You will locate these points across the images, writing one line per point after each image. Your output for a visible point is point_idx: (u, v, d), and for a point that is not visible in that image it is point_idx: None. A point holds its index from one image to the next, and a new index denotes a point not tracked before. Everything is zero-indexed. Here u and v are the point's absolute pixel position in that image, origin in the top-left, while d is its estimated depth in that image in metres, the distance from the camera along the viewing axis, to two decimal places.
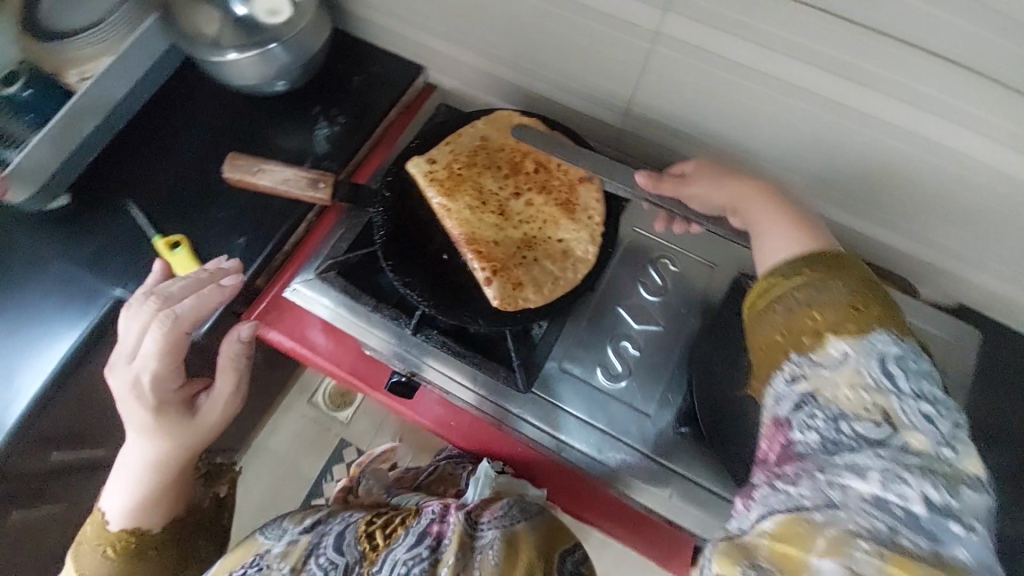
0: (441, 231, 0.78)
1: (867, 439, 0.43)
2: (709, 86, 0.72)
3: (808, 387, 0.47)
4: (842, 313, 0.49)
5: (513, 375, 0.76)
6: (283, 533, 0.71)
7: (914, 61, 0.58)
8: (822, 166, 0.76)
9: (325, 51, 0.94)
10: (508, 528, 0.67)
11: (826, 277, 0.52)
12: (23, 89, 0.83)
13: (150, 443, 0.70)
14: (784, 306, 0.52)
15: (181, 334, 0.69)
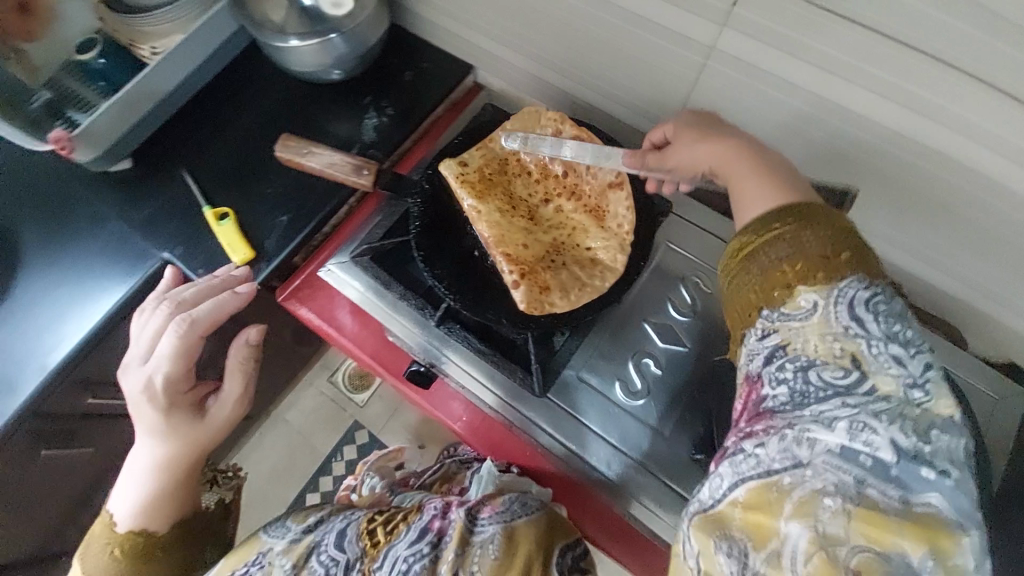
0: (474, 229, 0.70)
1: (831, 388, 0.41)
2: (763, 109, 0.68)
3: (781, 339, 0.45)
4: (814, 260, 0.46)
5: (530, 378, 0.66)
6: (285, 529, 0.70)
7: (999, 102, 0.52)
8: (876, 203, 0.70)
9: (381, 44, 0.96)
10: (509, 522, 0.65)
11: (801, 221, 0.48)
12: (98, 58, 0.90)
13: (159, 442, 0.70)
14: (758, 258, 0.48)
15: (194, 337, 0.69)
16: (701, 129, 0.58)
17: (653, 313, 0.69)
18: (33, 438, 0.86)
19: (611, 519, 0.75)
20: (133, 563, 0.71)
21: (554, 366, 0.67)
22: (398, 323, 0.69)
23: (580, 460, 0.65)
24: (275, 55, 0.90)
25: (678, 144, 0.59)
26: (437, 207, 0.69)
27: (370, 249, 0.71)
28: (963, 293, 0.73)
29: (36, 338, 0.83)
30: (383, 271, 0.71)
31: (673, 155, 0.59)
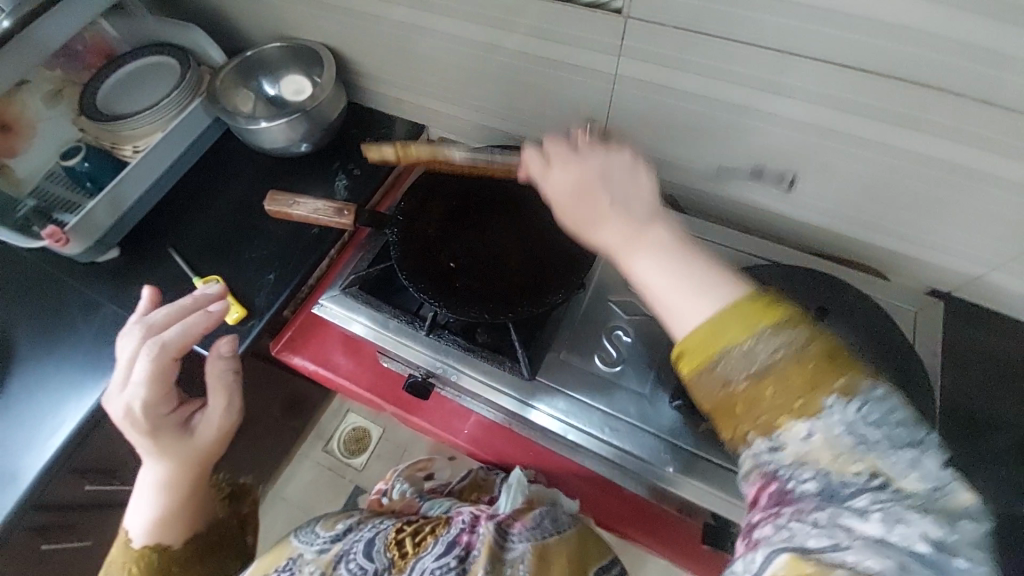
0: (449, 243, 0.78)
1: (856, 482, 0.35)
2: (670, 116, 0.82)
3: (791, 457, 0.38)
4: (786, 376, 0.39)
5: (518, 364, 0.72)
6: (315, 536, 0.72)
7: (844, 77, 0.66)
8: (780, 176, 0.83)
9: (341, 118, 1.08)
10: (539, 540, 0.71)
11: (757, 327, 0.40)
12: (83, 162, 0.96)
13: (157, 462, 0.70)
14: (718, 372, 0.41)
15: (168, 360, 0.67)
16: (590, 205, 0.52)
17: (617, 292, 0.78)
18: (28, 532, 0.85)
19: (617, 502, 0.81)
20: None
21: (537, 348, 0.73)
22: (392, 340, 0.75)
23: (575, 430, 0.71)
24: (247, 137, 1.01)
25: (566, 211, 0.54)
26: (413, 231, 0.77)
27: (359, 279, 0.78)
28: (871, 236, 0.85)
29: (33, 428, 0.85)
30: (372, 295, 0.78)
31: (568, 218, 0.54)
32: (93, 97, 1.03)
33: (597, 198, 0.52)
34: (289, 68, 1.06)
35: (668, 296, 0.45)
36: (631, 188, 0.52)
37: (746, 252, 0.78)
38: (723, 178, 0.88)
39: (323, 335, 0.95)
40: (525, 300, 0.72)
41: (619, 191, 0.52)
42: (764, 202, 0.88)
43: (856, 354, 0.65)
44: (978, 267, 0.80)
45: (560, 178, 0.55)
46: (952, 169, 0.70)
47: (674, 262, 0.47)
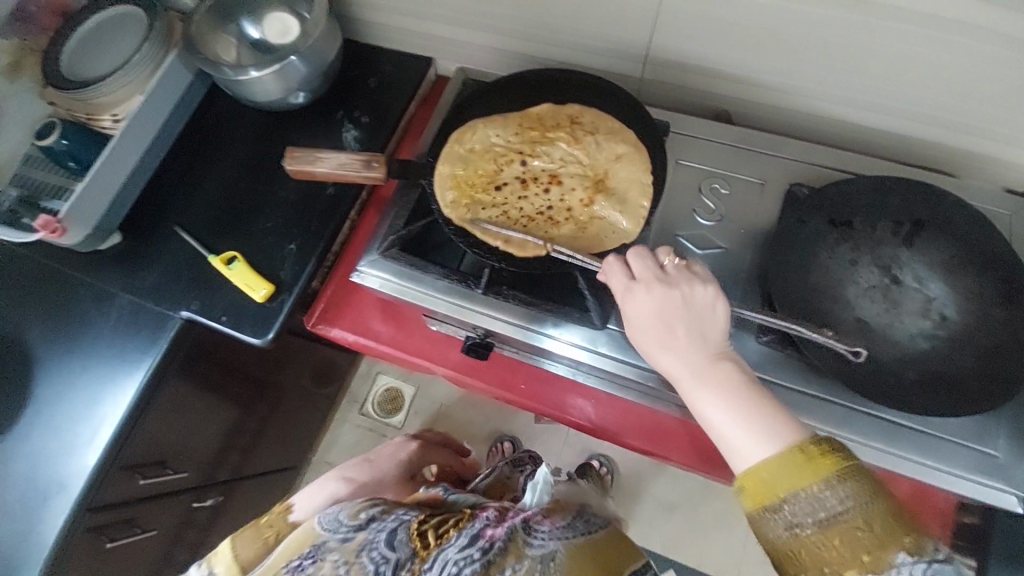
0: (508, 188, 0.70)
1: None
2: (723, 16, 0.71)
3: None
4: (856, 532, 0.44)
5: (589, 313, 0.65)
6: (338, 522, 0.62)
7: None
8: (850, 79, 0.73)
9: (338, 59, 0.96)
10: (571, 541, 0.58)
11: (821, 477, 0.45)
12: (60, 140, 0.85)
13: None
14: (783, 514, 0.46)
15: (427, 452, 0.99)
16: (668, 330, 0.54)
17: (684, 225, 0.70)
18: (89, 532, 0.84)
19: (687, 442, 0.77)
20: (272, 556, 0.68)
21: (607, 294, 0.65)
22: (439, 301, 0.69)
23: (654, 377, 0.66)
24: (237, 91, 0.90)
25: (639, 323, 0.55)
26: (460, 184, 0.69)
27: (399, 239, 0.70)
28: (950, 136, 0.76)
29: (71, 430, 0.81)
30: (414, 255, 0.71)
31: (639, 332, 0.56)
32: (54, 62, 0.91)
33: (671, 321, 0.54)
34: (270, 5, 0.93)
35: (726, 431, 0.50)
36: (708, 316, 0.54)
37: (817, 167, 0.71)
38: (779, 88, 0.79)
39: (358, 304, 0.89)
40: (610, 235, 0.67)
41: (697, 321, 0.54)
42: (825, 111, 0.80)
43: (956, 268, 0.60)
44: None
45: (642, 295, 0.55)
46: None
47: (739, 409, 0.50)
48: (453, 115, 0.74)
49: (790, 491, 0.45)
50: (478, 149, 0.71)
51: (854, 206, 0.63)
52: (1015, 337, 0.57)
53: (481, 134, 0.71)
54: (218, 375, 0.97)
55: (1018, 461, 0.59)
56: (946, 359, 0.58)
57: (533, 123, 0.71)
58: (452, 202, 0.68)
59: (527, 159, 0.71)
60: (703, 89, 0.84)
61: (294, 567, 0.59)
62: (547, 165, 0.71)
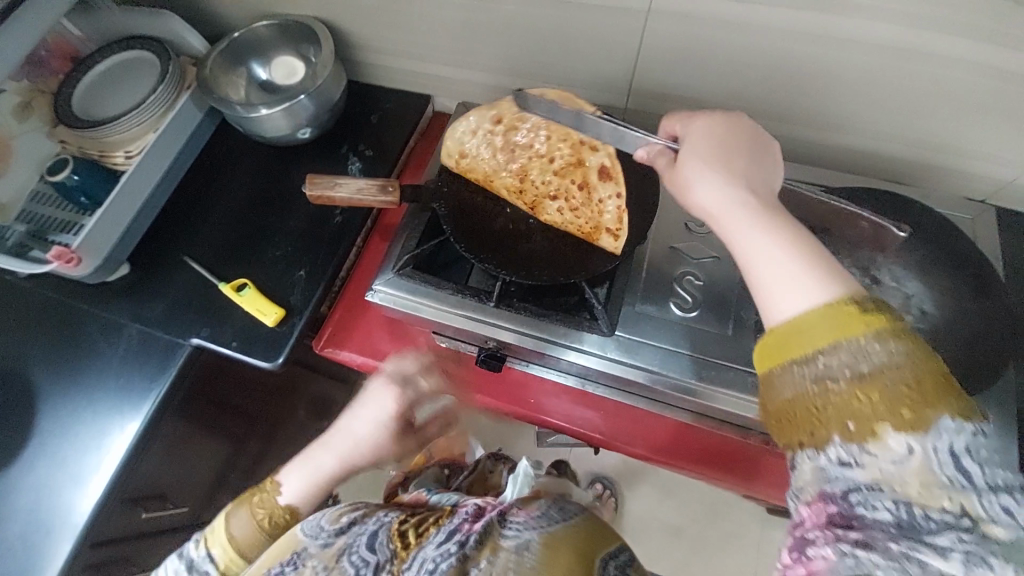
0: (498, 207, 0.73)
1: (944, 522, 0.35)
2: (701, 51, 0.79)
3: (870, 478, 0.37)
4: (898, 387, 0.38)
5: (596, 320, 0.68)
6: (319, 527, 0.60)
7: None
8: (816, 103, 0.81)
9: (344, 97, 1.02)
10: (547, 529, 0.57)
11: (865, 332, 0.40)
12: (72, 175, 0.88)
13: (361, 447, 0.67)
14: (812, 365, 0.41)
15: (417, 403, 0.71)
16: (722, 163, 0.52)
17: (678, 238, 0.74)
18: (87, 568, 0.82)
19: (697, 447, 0.80)
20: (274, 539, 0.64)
21: (612, 304, 0.69)
22: (455, 316, 0.71)
23: (665, 377, 0.67)
24: (248, 127, 0.95)
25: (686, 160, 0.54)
26: (466, 204, 0.73)
27: (411, 258, 0.73)
28: (909, 150, 0.84)
29: (76, 461, 0.81)
30: (426, 273, 0.74)
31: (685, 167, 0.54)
32: (69, 103, 0.95)
33: (729, 162, 0.53)
34: (279, 48, 0.99)
35: (771, 270, 0.45)
36: (766, 174, 0.53)
37: (794, 181, 0.77)
38: (754, 113, 0.87)
39: (367, 327, 0.91)
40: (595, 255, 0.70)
41: (751, 169, 0.52)
42: (797, 132, 0.87)
43: (928, 267, 0.66)
44: (1012, 170, 0.81)
45: (695, 142, 0.55)
46: (996, 75, 0.70)
47: (795, 247, 0.45)
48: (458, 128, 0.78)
49: (828, 341, 0.40)
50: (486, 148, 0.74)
51: (831, 215, 0.69)
52: (985, 326, 0.63)
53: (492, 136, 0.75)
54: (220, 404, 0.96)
55: (1007, 443, 0.63)
56: (929, 348, 0.62)
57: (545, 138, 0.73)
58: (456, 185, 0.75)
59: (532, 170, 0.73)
60: (685, 115, 0.91)
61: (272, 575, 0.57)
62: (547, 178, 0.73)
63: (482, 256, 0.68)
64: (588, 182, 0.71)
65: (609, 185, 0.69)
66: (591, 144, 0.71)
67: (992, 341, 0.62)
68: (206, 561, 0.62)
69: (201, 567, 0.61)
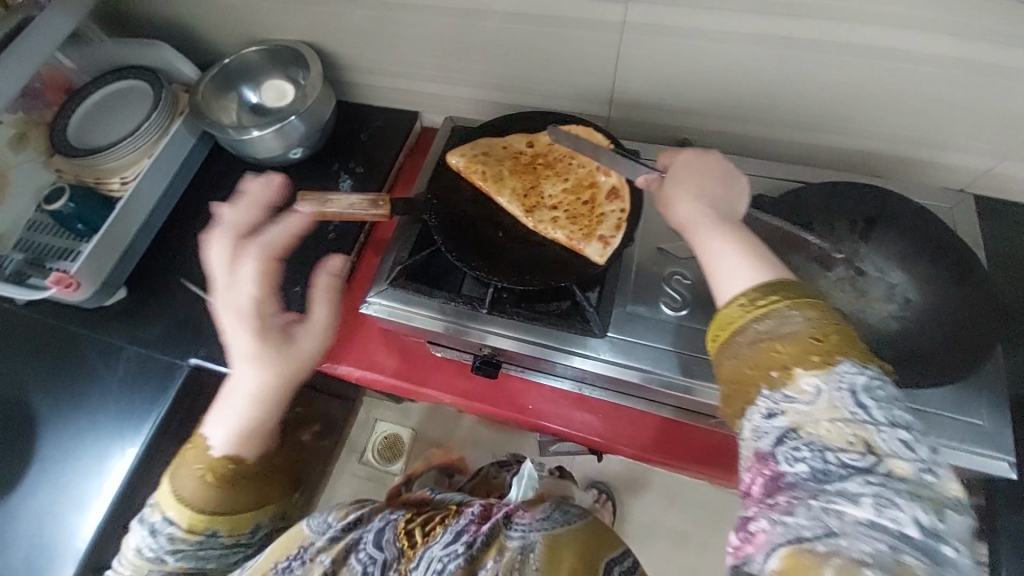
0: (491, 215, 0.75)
1: (854, 463, 0.37)
2: (677, 59, 0.82)
3: (789, 421, 0.41)
4: (807, 338, 0.43)
5: (589, 322, 0.69)
6: (326, 524, 0.66)
7: None
8: (791, 104, 0.84)
9: (333, 117, 1.04)
10: (549, 531, 0.64)
11: (781, 301, 0.46)
12: (68, 203, 0.89)
13: (252, 368, 0.57)
14: (746, 335, 0.46)
15: (276, 261, 0.60)
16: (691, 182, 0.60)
17: (666, 239, 0.75)
18: None
19: (694, 445, 0.80)
20: (225, 487, 0.56)
21: (604, 306, 0.70)
22: (451, 325, 0.72)
23: (657, 376, 0.68)
24: (241, 149, 0.97)
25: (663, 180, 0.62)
26: (455, 214, 0.74)
27: (403, 270, 0.75)
28: (885, 145, 0.86)
29: (78, 486, 0.81)
30: (420, 284, 0.75)
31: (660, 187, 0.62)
32: (65, 133, 0.98)
33: (696, 181, 0.60)
34: (269, 73, 1.02)
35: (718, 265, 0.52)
36: (733, 195, 0.59)
37: (775, 180, 0.79)
38: (732, 117, 0.89)
39: (363, 340, 0.91)
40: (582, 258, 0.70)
41: (716, 188, 0.59)
42: (776, 133, 0.89)
43: (908, 257, 0.67)
44: (987, 158, 0.83)
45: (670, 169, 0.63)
46: (963, 67, 0.72)
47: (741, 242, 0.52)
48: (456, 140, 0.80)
49: (750, 310, 0.47)
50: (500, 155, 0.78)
51: (811, 210, 0.71)
52: (969, 310, 0.64)
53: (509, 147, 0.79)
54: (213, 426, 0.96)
55: (1004, 428, 0.62)
56: (914, 335, 0.63)
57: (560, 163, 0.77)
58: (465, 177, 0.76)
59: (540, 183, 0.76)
60: (666, 121, 0.93)
61: (280, 568, 0.62)
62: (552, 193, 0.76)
63: (473, 264, 0.69)
64: (595, 199, 0.74)
65: (615, 202, 0.72)
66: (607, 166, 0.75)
67: (975, 325, 0.63)
68: (167, 526, 0.55)
69: (163, 531, 0.55)
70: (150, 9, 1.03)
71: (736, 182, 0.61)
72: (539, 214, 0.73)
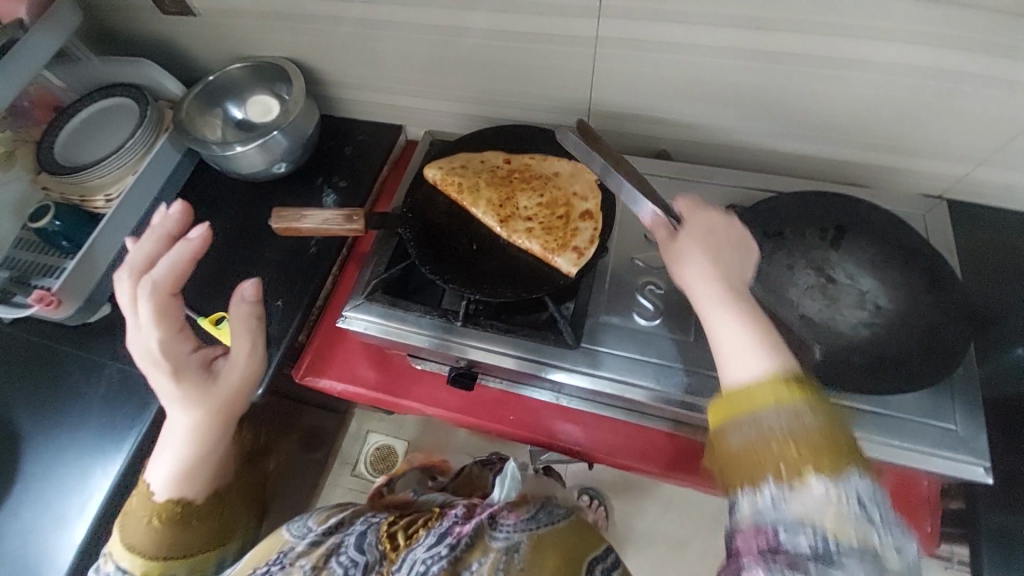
0: (467, 227, 0.75)
1: (849, 554, 0.38)
2: (652, 70, 0.83)
3: (793, 509, 0.41)
4: (819, 441, 0.43)
5: (562, 333, 0.69)
6: (306, 529, 0.68)
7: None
8: (766, 113, 0.85)
9: (317, 131, 1.05)
10: (533, 531, 0.68)
11: (794, 398, 0.45)
12: (53, 221, 0.91)
13: (180, 411, 0.65)
14: (754, 422, 0.46)
15: (171, 299, 0.65)
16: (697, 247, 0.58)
17: (640, 250, 0.75)
18: None
19: (674, 452, 0.80)
20: (173, 530, 0.68)
21: (577, 316, 0.71)
22: (427, 338, 0.72)
23: (631, 387, 0.68)
24: (225, 165, 0.98)
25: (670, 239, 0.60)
26: (431, 228, 0.75)
27: (380, 283, 0.75)
28: (861, 153, 0.87)
29: (59, 503, 0.81)
30: (397, 297, 0.75)
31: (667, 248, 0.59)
32: (51, 150, 0.99)
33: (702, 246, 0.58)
34: (253, 89, 1.03)
35: (728, 345, 0.51)
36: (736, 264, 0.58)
37: (749, 189, 0.79)
38: (710, 127, 0.90)
39: (345, 353, 0.92)
40: (555, 270, 0.70)
41: (720, 258, 0.57)
42: (753, 143, 0.90)
43: (880, 264, 0.67)
44: (963, 164, 0.84)
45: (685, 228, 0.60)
46: (931, 74, 0.73)
47: (758, 325, 0.51)
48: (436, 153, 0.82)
49: (766, 400, 0.46)
50: (478, 168, 0.78)
51: (784, 218, 0.71)
52: (943, 316, 0.63)
53: (488, 161, 0.79)
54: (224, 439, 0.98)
55: (979, 433, 0.61)
56: (886, 342, 0.63)
57: (538, 178, 0.78)
58: (441, 189, 0.76)
59: (517, 194, 0.76)
60: (645, 133, 0.95)
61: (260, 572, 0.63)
62: (529, 205, 0.75)
63: (447, 277, 0.70)
64: (570, 214, 0.73)
65: (589, 216, 0.72)
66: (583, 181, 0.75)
67: (952, 330, 0.62)
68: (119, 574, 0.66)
69: None
70: (136, 28, 1.05)
71: (747, 256, 0.59)
72: (513, 225, 0.73)
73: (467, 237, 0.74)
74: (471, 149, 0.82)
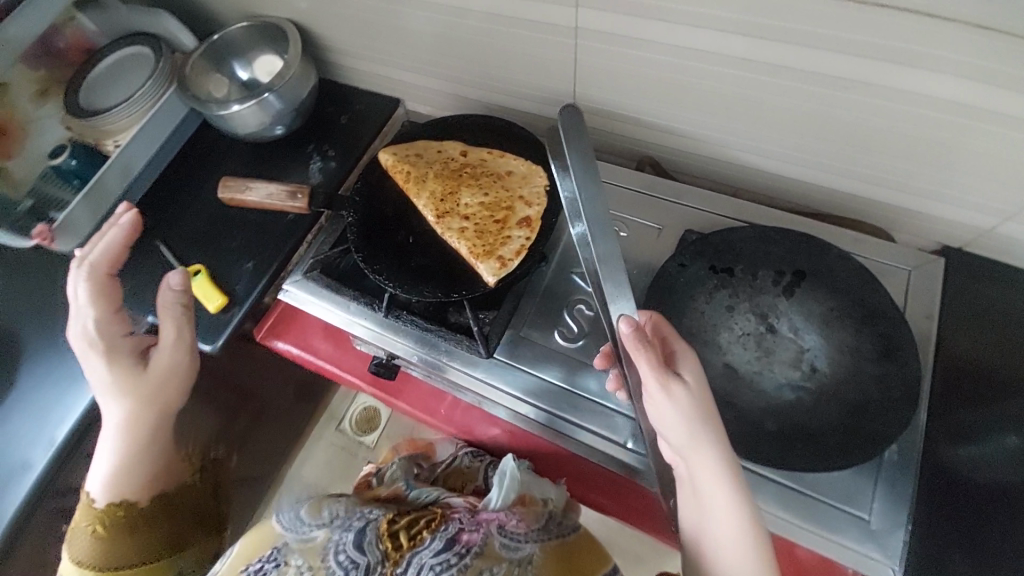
0: (408, 217, 0.75)
1: None
2: (632, 68, 0.76)
3: None
4: None
5: (474, 342, 0.68)
6: (300, 522, 0.66)
7: (815, 7, 0.57)
8: (757, 131, 0.76)
9: (313, 97, 1.06)
10: (546, 542, 0.71)
11: None
12: (70, 159, 1.00)
13: (115, 401, 0.68)
14: None
15: (104, 276, 0.70)
16: (705, 439, 0.52)
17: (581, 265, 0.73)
18: (52, 512, 0.92)
19: (623, 501, 0.77)
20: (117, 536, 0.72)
21: (495, 324, 0.69)
22: (358, 324, 0.74)
23: (528, 404, 0.67)
24: (221, 124, 1.00)
25: (672, 411, 0.52)
26: (375, 214, 0.74)
27: (320, 262, 0.78)
28: (862, 186, 0.77)
29: (42, 418, 0.91)
30: (333, 278, 0.76)
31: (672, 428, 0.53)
32: (75, 93, 1.06)
33: (705, 430, 0.52)
34: (257, 49, 1.05)
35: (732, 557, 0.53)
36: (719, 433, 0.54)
37: (717, 216, 0.73)
38: (699, 136, 0.82)
39: (305, 319, 0.94)
40: (476, 278, 0.69)
41: (719, 440, 0.53)
42: (744, 160, 0.82)
43: (834, 321, 0.60)
44: (986, 216, 0.72)
45: (679, 388, 0.52)
46: (956, 109, 0.61)
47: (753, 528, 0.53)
48: (399, 136, 0.81)
49: None
50: (433, 157, 0.77)
51: (737, 254, 0.65)
52: (884, 395, 0.56)
53: (444, 151, 0.78)
54: (229, 387, 1.01)
55: (894, 529, 0.56)
56: (812, 410, 0.57)
57: (489, 174, 0.76)
58: (391, 174, 0.76)
59: (462, 191, 0.75)
60: (632, 135, 0.89)
61: (254, 570, 0.61)
62: (470, 203, 0.74)
63: (376, 268, 0.69)
64: (507, 220, 0.72)
65: (523, 227, 0.71)
66: (534, 186, 0.73)
67: (891, 413, 0.55)
68: None
69: None
70: None
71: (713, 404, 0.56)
72: (448, 224, 0.72)
73: (405, 229, 0.74)
74: (434, 137, 0.81)
